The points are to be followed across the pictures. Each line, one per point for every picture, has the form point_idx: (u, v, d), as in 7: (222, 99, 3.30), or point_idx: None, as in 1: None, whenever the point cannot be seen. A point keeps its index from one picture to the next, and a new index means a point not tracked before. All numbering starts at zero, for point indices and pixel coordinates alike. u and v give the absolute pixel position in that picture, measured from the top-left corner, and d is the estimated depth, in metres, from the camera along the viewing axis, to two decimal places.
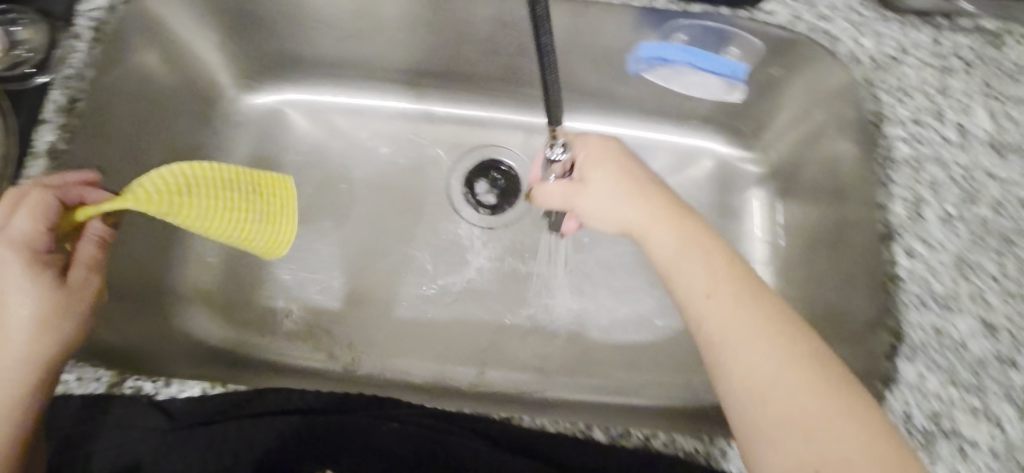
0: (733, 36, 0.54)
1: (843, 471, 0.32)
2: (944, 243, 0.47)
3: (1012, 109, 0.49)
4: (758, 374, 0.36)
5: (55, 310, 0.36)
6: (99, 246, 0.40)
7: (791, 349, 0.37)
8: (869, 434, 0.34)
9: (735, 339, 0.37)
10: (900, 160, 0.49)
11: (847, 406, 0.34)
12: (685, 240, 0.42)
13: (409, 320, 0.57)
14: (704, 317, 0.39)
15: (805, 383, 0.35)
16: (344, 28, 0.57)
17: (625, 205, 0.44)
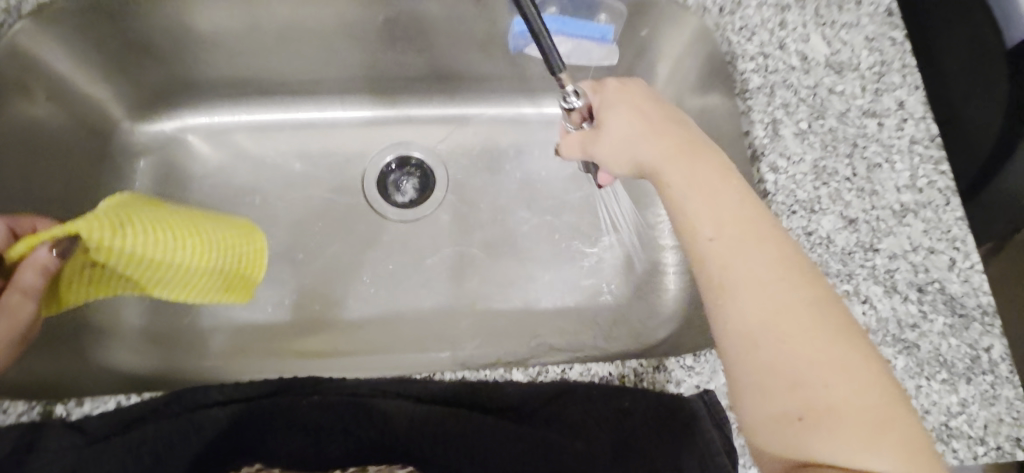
0: (599, 4, 0.60)
1: (829, 417, 0.34)
2: (802, 155, 0.51)
3: (843, 33, 0.55)
4: (763, 310, 0.37)
5: None
6: (41, 273, 0.43)
7: (799, 288, 0.38)
8: (864, 374, 0.35)
9: (736, 283, 0.38)
10: (755, 89, 0.53)
11: (842, 353, 0.36)
12: (696, 178, 0.43)
13: (356, 308, 0.65)
14: (712, 254, 0.40)
15: (810, 321, 0.37)
16: (249, 51, 0.64)
17: (642, 144, 0.46)
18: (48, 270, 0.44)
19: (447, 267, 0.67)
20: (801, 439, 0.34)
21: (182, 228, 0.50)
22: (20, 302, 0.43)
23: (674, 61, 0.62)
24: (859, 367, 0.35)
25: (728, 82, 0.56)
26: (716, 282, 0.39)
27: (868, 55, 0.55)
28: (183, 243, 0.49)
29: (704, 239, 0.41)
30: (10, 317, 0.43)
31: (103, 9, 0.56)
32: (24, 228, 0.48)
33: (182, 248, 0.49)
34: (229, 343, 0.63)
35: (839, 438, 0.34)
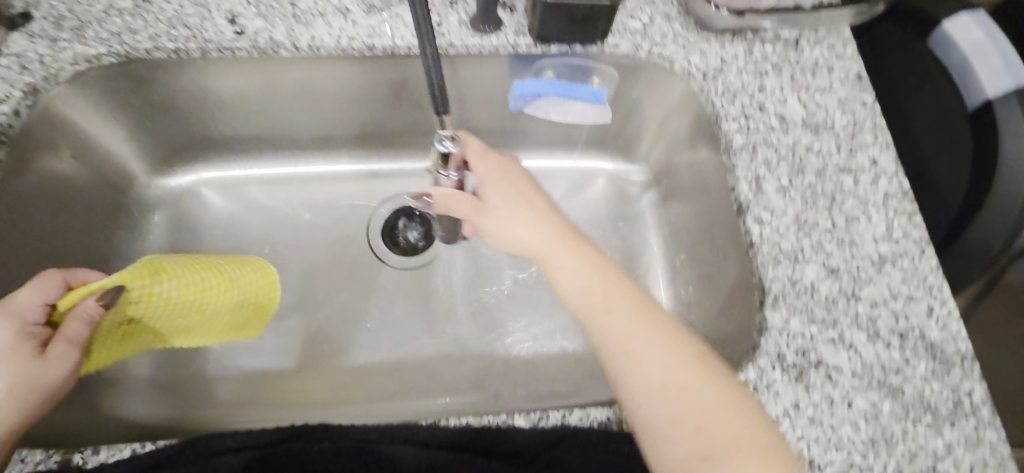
0: (593, 69, 0.64)
1: (726, 449, 0.41)
2: (784, 208, 0.55)
3: (817, 96, 0.60)
4: (649, 375, 0.44)
5: (27, 371, 0.43)
6: (87, 324, 0.48)
7: (676, 351, 0.45)
8: (739, 415, 0.42)
9: (631, 348, 0.45)
10: (739, 147, 0.57)
11: (725, 395, 0.43)
12: (587, 266, 0.50)
13: (361, 356, 0.67)
14: (609, 327, 0.47)
15: (687, 377, 0.44)
16: (262, 110, 0.67)
17: (538, 230, 0.52)
18: (90, 321, 0.48)
19: (451, 315, 0.69)
20: None
21: (210, 278, 0.57)
22: (67, 350, 0.46)
23: (664, 120, 0.67)
24: (734, 412, 0.42)
25: (714, 140, 0.60)
26: (614, 353, 0.46)
27: (841, 116, 0.59)
28: (208, 292, 0.56)
29: (599, 319, 0.47)
30: (57, 365, 0.45)
31: (131, 74, 0.60)
32: (77, 281, 0.50)
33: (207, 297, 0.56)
34: (234, 392, 0.64)
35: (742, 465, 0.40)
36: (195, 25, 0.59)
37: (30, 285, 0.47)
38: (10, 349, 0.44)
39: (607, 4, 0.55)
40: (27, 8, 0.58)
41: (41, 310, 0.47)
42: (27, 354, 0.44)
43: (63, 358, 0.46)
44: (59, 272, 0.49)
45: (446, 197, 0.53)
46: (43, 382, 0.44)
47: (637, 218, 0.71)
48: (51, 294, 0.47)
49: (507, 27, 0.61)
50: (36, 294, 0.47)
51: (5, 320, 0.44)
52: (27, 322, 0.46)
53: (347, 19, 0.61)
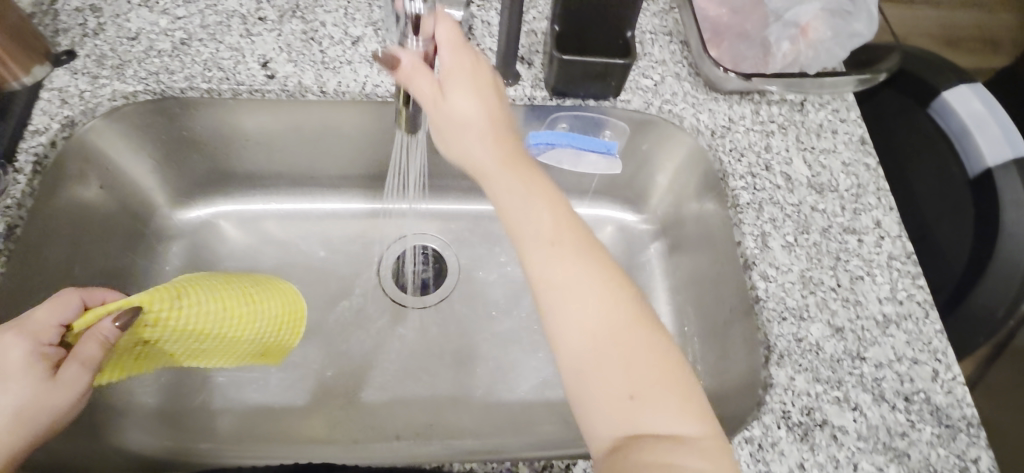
0: (605, 122, 0.66)
1: (654, 400, 0.39)
2: (790, 265, 0.56)
3: (822, 158, 0.62)
4: (582, 306, 0.42)
5: (36, 393, 0.43)
6: (101, 345, 0.47)
7: (613, 287, 0.43)
8: (662, 359, 0.41)
9: (570, 288, 0.42)
10: (745, 204, 0.59)
11: (653, 345, 0.41)
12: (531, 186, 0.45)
13: (365, 395, 0.67)
14: (550, 261, 0.43)
15: (617, 315, 0.42)
16: (283, 148, 0.70)
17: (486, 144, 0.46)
18: (104, 341, 0.47)
19: (456, 357, 0.70)
20: (637, 424, 0.39)
21: (236, 302, 0.57)
22: (78, 371, 0.45)
23: (672, 173, 0.69)
24: (659, 356, 0.41)
25: (721, 196, 0.61)
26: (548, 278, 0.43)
27: (845, 178, 0.61)
28: (233, 318, 0.57)
29: (537, 242, 0.44)
30: (67, 386, 0.45)
31: (164, 110, 0.63)
32: (94, 301, 0.50)
33: (232, 321, 0.57)
34: (237, 426, 0.64)
35: (666, 420, 0.39)
36: (229, 68, 0.62)
37: (49, 305, 0.47)
38: (21, 371, 0.44)
39: (621, 62, 0.58)
40: (72, 46, 0.61)
41: (57, 329, 0.46)
42: (39, 375, 0.44)
43: (74, 379, 0.45)
44: (78, 291, 0.49)
45: (414, 67, 0.43)
46: (50, 404, 0.44)
47: (645, 268, 0.72)
48: (68, 314, 0.47)
49: (525, 81, 0.64)
50: (53, 314, 0.47)
51: (19, 340, 0.44)
52: (43, 342, 0.45)
53: (374, 68, 0.64)
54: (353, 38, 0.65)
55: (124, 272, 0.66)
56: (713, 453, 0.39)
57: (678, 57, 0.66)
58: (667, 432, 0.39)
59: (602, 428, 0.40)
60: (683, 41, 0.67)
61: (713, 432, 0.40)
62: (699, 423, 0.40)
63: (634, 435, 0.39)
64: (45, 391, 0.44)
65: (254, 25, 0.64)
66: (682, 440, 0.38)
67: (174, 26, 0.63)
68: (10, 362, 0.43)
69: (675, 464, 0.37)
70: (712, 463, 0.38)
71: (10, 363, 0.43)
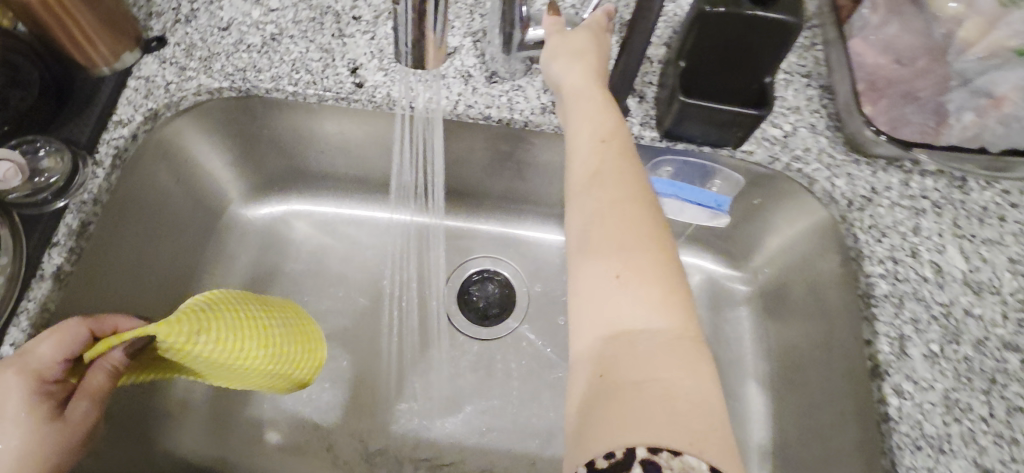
0: (716, 172, 0.60)
1: (643, 284, 0.36)
2: (932, 382, 0.46)
3: (983, 249, 0.51)
4: (605, 205, 0.40)
5: (40, 437, 0.42)
6: (109, 375, 0.44)
7: (636, 187, 0.41)
8: (662, 261, 0.38)
9: (597, 177, 0.42)
10: (883, 296, 0.49)
11: (659, 239, 0.39)
12: (581, 95, 0.48)
13: (413, 428, 0.63)
14: (587, 152, 0.44)
15: (633, 215, 0.39)
16: (361, 153, 0.66)
17: (575, 71, 0.49)
18: (113, 372, 0.45)
19: (516, 400, 0.64)
20: (619, 300, 0.36)
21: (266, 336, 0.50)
22: (85, 408, 0.44)
23: (786, 235, 0.61)
24: (655, 249, 0.38)
25: (850, 277, 0.52)
26: (586, 181, 0.42)
27: (1012, 279, 0.50)
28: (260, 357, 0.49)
29: (584, 143, 0.44)
30: (72, 426, 0.43)
31: (247, 108, 0.60)
32: (103, 329, 0.46)
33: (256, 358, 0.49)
34: (281, 444, 0.62)
35: (648, 306, 0.35)
36: (318, 71, 0.57)
37: (51, 339, 0.44)
38: (20, 416, 0.42)
39: (754, 113, 0.49)
40: (163, 32, 0.58)
41: (59, 364, 0.44)
42: (40, 416, 0.42)
43: (79, 417, 0.44)
44: (86, 320, 0.45)
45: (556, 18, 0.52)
46: (52, 449, 0.42)
47: (730, 331, 0.67)
48: (72, 348, 0.44)
49: (633, 116, 0.56)
50: (57, 347, 0.44)
51: (20, 380, 0.42)
52: (46, 379, 0.44)
53: (468, 86, 0.57)
54: (449, 49, 0.59)
55: (190, 265, 0.64)
56: (692, 363, 0.33)
57: (816, 105, 0.56)
58: (645, 333, 0.35)
59: (590, 328, 0.37)
60: (824, 85, 0.57)
61: (691, 340, 0.35)
62: (682, 327, 0.35)
63: (619, 335, 0.35)
64: (49, 435, 0.42)
65: (346, 26, 0.59)
66: (663, 339, 0.34)
67: (266, 18, 0.59)
68: (10, 404, 0.42)
69: (652, 370, 0.33)
70: (688, 373, 0.33)
71: (10, 405, 0.42)
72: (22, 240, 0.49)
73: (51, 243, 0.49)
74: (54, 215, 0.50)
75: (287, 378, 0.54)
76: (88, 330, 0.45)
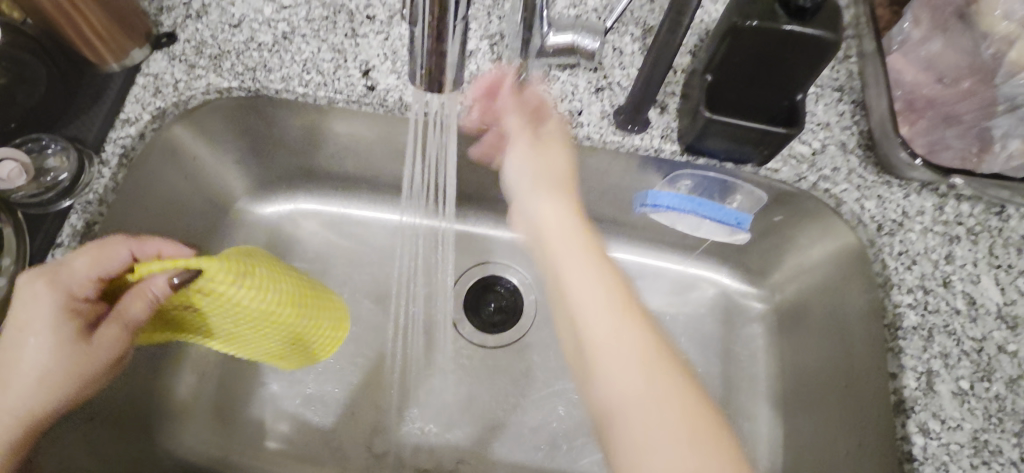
0: (738, 187, 0.58)
1: (686, 428, 0.37)
2: (961, 422, 0.44)
3: (1020, 281, 0.49)
4: (615, 350, 0.41)
5: (68, 354, 0.44)
6: (147, 305, 0.45)
7: (632, 315, 0.43)
8: (688, 393, 0.39)
9: (595, 315, 0.42)
10: (911, 328, 0.47)
11: (671, 369, 0.40)
12: (564, 225, 0.48)
13: (416, 435, 0.62)
14: (579, 290, 0.44)
15: (638, 345, 0.41)
16: (370, 154, 0.64)
17: (552, 201, 0.50)
18: (152, 302, 0.45)
19: (523, 411, 0.63)
20: (675, 455, 0.36)
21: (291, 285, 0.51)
22: (114, 332, 0.45)
23: (809, 253, 0.59)
24: (680, 387, 0.39)
25: (875, 305, 0.49)
26: (585, 326, 0.42)
27: None
28: (288, 304, 0.50)
29: (579, 279, 0.44)
30: (98, 348, 0.45)
31: (256, 107, 0.58)
32: (145, 253, 0.46)
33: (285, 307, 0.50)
34: (285, 446, 0.61)
35: (701, 454, 0.36)
36: (329, 72, 0.55)
37: (91, 256, 0.44)
38: (52, 329, 0.44)
39: (782, 132, 0.47)
40: (173, 27, 0.56)
41: (93, 281, 0.45)
42: (70, 334, 0.44)
43: (106, 346, 0.45)
44: (129, 241, 0.45)
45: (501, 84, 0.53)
46: (77, 368, 0.44)
47: (745, 348, 0.65)
48: (109, 267, 0.45)
49: (654, 128, 0.54)
50: (93, 266, 0.45)
51: (49, 295, 0.43)
52: (76, 296, 0.45)
53: None
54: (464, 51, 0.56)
55: None
56: None
57: (847, 121, 0.54)
58: None
59: None
60: (857, 100, 0.54)
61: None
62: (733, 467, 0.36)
63: None
64: (75, 357, 0.44)
65: (360, 25, 0.57)
66: None
67: (278, 16, 0.57)
68: (42, 316, 0.43)
69: None
70: None
71: (41, 316, 0.43)
72: (25, 240, 0.49)
73: (54, 243, 0.49)
74: (58, 216, 0.50)
75: (303, 346, 0.55)
76: (131, 252, 0.45)
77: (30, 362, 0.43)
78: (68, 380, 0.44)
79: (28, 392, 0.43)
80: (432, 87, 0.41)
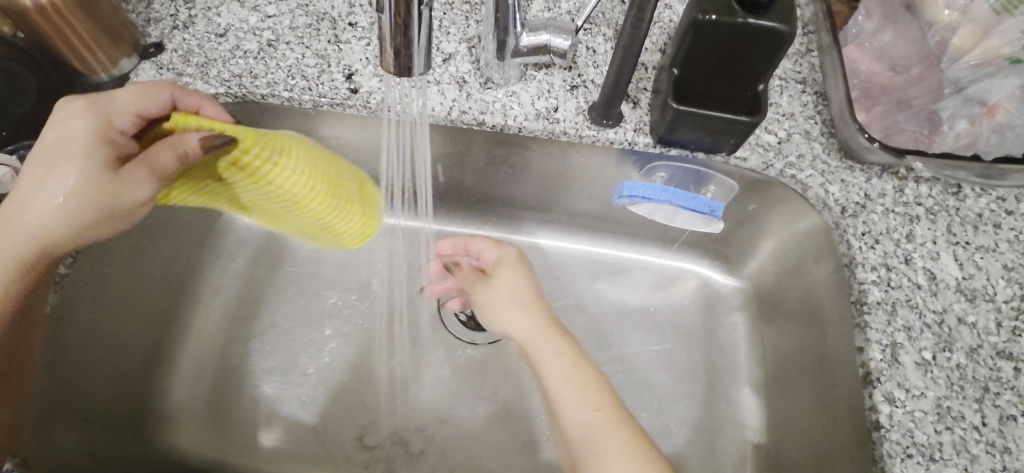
0: (711, 177, 0.60)
1: None
2: (924, 390, 0.46)
3: (977, 256, 0.51)
4: (581, 419, 0.45)
5: (87, 182, 0.45)
6: (177, 158, 0.47)
7: (589, 386, 0.47)
8: (637, 444, 0.43)
9: (560, 394, 0.47)
10: (875, 303, 0.49)
11: (620, 420, 0.45)
12: (528, 326, 0.51)
13: (407, 430, 0.63)
14: (545, 373, 0.48)
15: (590, 399, 0.46)
16: (356, 158, 0.66)
17: (517, 312, 0.52)
18: (182, 155, 0.47)
19: (512, 403, 0.64)
20: None
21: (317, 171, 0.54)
22: (142, 174, 0.47)
23: (781, 239, 0.61)
24: (631, 440, 0.44)
25: (842, 284, 0.52)
26: (558, 406, 0.47)
27: (1005, 286, 0.50)
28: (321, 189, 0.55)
29: (545, 365, 0.48)
30: (119, 184, 0.46)
31: (243, 113, 0.60)
32: (186, 102, 0.50)
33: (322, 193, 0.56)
34: (279, 445, 0.62)
35: None
36: (313, 77, 0.57)
37: (136, 90, 0.47)
38: (81, 154, 0.45)
39: (746, 121, 0.49)
40: (161, 38, 0.58)
41: (131, 117, 0.48)
42: (96, 165, 0.45)
43: (133, 185, 0.46)
44: (173, 88, 0.49)
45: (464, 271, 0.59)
46: (96, 201, 0.46)
47: (725, 335, 0.66)
48: (149, 106, 0.48)
49: (627, 122, 0.56)
50: (136, 99, 0.47)
51: (87, 117, 0.46)
52: (113, 126, 0.47)
53: (462, 92, 0.57)
54: (444, 54, 0.59)
55: (187, 269, 0.65)
56: None
57: (810, 111, 0.56)
58: None
59: None
60: (819, 92, 0.57)
61: None
62: None
63: None
64: (98, 186, 0.45)
65: (343, 32, 0.59)
66: None
67: (263, 25, 0.59)
68: (74, 137, 0.45)
69: None
70: None
71: (75, 136, 0.45)
72: None
73: None
74: None
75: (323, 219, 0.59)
76: (172, 97, 0.49)
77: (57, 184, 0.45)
78: (85, 209, 0.45)
79: (51, 216, 0.45)
80: (400, 73, 0.41)
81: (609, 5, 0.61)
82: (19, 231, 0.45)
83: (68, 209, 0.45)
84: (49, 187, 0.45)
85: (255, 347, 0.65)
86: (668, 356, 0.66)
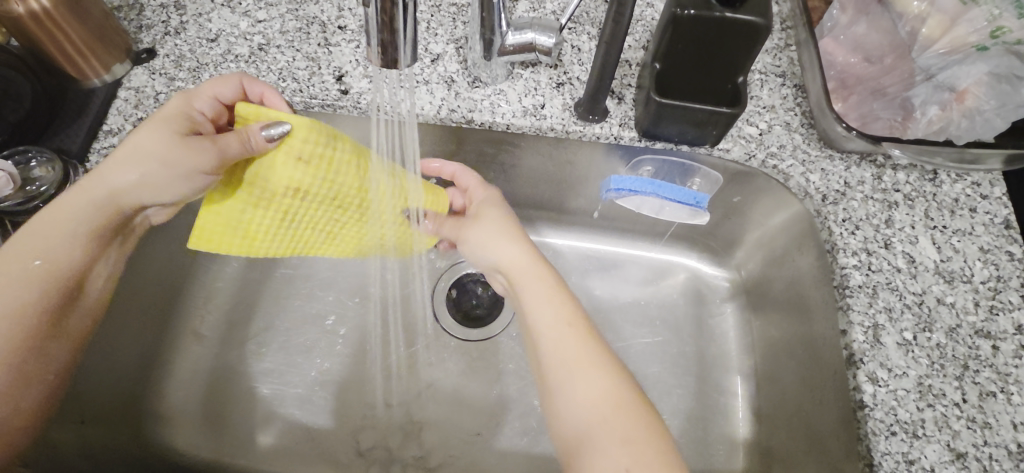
0: (697, 170, 0.62)
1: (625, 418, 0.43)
2: (906, 369, 0.47)
3: (954, 240, 0.53)
4: (565, 355, 0.47)
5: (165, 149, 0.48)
6: (241, 140, 0.48)
7: (580, 329, 0.48)
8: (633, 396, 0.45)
9: (546, 333, 0.48)
10: (857, 287, 0.50)
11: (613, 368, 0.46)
12: (518, 262, 0.53)
13: (403, 427, 0.64)
14: (533, 308, 0.50)
15: (575, 343, 0.47)
16: None
17: (503, 243, 0.55)
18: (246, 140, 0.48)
19: (506, 398, 0.65)
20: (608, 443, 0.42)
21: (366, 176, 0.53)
22: (206, 147, 0.48)
23: (766, 230, 0.62)
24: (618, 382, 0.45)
25: (825, 269, 0.53)
26: (541, 341, 0.48)
27: (982, 268, 0.51)
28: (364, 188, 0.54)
29: (534, 302, 0.50)
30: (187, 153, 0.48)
31: None
32: (251, 89, 0.54)
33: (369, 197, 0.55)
34: (275, 444, 0.62)
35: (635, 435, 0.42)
36: (304, 79, 0.58)
37: (219, 79, 0.53)
38: (168, 126, 0.49)
39: (727, 112, 0.50)
40: (153, 44, 0.59)
41: (210, 103, 0.53)
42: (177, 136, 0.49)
43: (193, 157, 0.48)
44: (244, 77, 0.54)
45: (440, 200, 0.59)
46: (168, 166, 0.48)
47: (715, 325, 0.68)
48: (223, 91, 0.53)
49: (613, 117, 0.58)
50: (215, 87, 0.52)
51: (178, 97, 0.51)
52: (196, 108, 0.52)
53: (451, 90, 0.58)
54: (432, 55, 0.60)
55: (184, 273, 0.66)
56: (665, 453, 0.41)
57: (790, 103, 0.58)
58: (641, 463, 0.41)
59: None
60: (798, 84, 0.58)
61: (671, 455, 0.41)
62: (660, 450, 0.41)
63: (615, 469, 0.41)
64: (167, 147, 0.48)
65: (332, 35, 0.61)
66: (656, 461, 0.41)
67: (254, 29, 0.60)
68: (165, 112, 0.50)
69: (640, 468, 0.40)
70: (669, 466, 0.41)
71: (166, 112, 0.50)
72: None
73: None
74: None
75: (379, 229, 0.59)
76: (241, 86, 0.54)
77: (139, 146, 0.48)
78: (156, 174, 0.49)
79: (126, 176, 0.49)
80: (387, 67, 0.42)
81: (593, 5, 0.62)
82: (94, 186, 0.48)
83: (141, 166, 0.48)
84: (134, 148, 0.49)
85: (250, 349, 0.66)
86: (660, 348, 0.67)
